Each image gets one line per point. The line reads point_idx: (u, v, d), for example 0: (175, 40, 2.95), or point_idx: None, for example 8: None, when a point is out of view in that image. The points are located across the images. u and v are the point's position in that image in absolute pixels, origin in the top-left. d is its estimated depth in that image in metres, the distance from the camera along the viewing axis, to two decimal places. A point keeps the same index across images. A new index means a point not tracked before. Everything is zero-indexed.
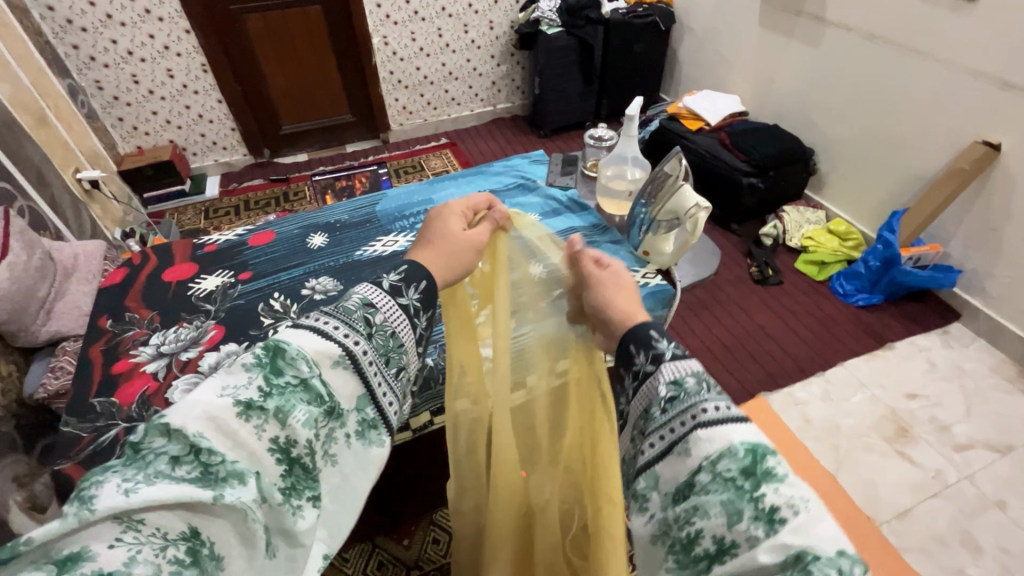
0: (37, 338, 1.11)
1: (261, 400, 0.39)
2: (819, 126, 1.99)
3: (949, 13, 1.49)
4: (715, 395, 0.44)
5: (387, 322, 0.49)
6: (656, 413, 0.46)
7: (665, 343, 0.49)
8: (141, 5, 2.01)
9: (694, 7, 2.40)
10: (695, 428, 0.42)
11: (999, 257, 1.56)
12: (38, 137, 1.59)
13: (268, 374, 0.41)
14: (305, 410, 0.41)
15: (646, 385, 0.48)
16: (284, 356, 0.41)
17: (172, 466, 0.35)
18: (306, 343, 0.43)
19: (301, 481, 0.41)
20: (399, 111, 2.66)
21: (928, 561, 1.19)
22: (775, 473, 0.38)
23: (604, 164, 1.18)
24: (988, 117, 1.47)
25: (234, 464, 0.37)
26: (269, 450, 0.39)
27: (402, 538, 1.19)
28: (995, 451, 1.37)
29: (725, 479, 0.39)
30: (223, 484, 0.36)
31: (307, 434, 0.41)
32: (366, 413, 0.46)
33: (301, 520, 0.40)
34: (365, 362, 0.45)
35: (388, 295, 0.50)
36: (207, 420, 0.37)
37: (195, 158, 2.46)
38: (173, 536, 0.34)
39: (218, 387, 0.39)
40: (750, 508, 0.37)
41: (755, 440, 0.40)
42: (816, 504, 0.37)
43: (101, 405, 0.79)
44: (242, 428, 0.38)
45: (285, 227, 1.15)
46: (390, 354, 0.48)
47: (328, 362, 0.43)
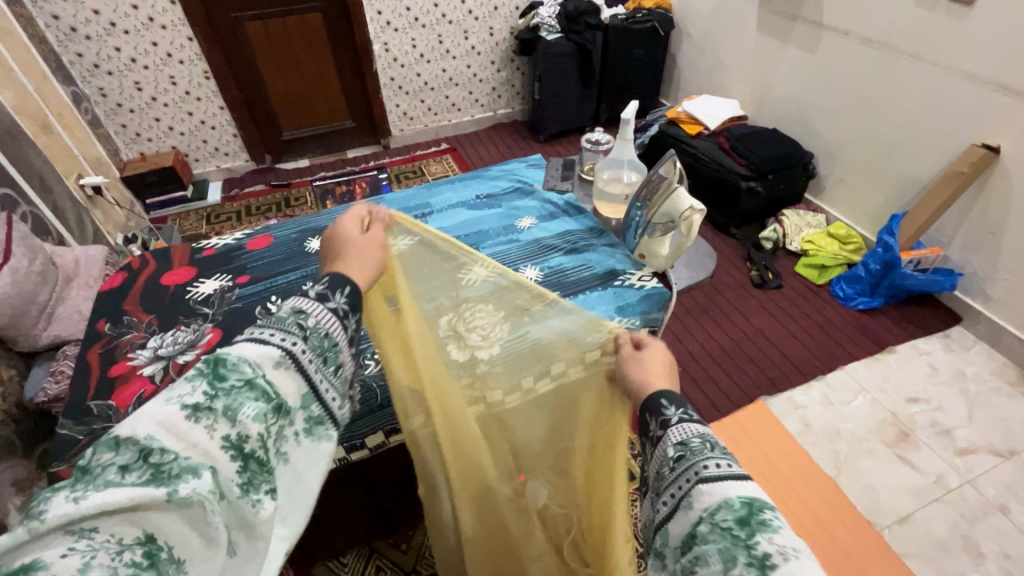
0: (37, 343, 1.12)
1: (208, 402, 0.41)
2: (817, 130, 2.00)
3: (945, 18, 1.49)
4: (719, 454, 0.45)
5: (320, 324, 0.49)
6: (666, 471, 0.47)
7: (673, 409, 0.51)
8: (144, 13, 2.03)
9: (692, 13, 2.42)
10: (697, 483, 0.43)
11: (999, 260, 1.56)
12: (41, 144, 1.60)
13: (212, 380, 0.42)
14: (253, 406, 0.43)
15: (657, 448, 0.49)
16: (225, 363, 0.43)
17: (122, 474, 0.36)
18: (246, 349, 0.45)
19: (257, 476, 0.42)
20: (400, 117, 2.68)
21: (930, 567, 1.18)
22: (769, 524, 0.38)
23: (600, 168, 1.20)
24: (986, 121, 1.47)
25: (187, 460, 0.38)
26: (222, 448, 0.41)
27: (400, 542, 1.19)
28: (997, 455, 1.36)
29: (722, 529, 0.40)
30: (176, 480, 0.37)
31: (258, 428, 0.42)
32: (312, 410, 0.48)
33: (260, 511, 0.42)
34: (305, 361, 0.47)
35: (316, 301, 0.51)
36: (157, 426, 0.39)
37: (197, 164, 2.48)
38: (129, 541, 0.35)
39: (163, 399, 0.41)
40: (744, 554, 0.37)
41: (753, 495, 0.41)
42: (812, 556, 0.36)
43: (97, 407, 0.79)
44: (192, 430, 0.40)
45: (283, 230, 1.16)
46: (326, 353, 0.50)
47: (271, 363, 0.45)
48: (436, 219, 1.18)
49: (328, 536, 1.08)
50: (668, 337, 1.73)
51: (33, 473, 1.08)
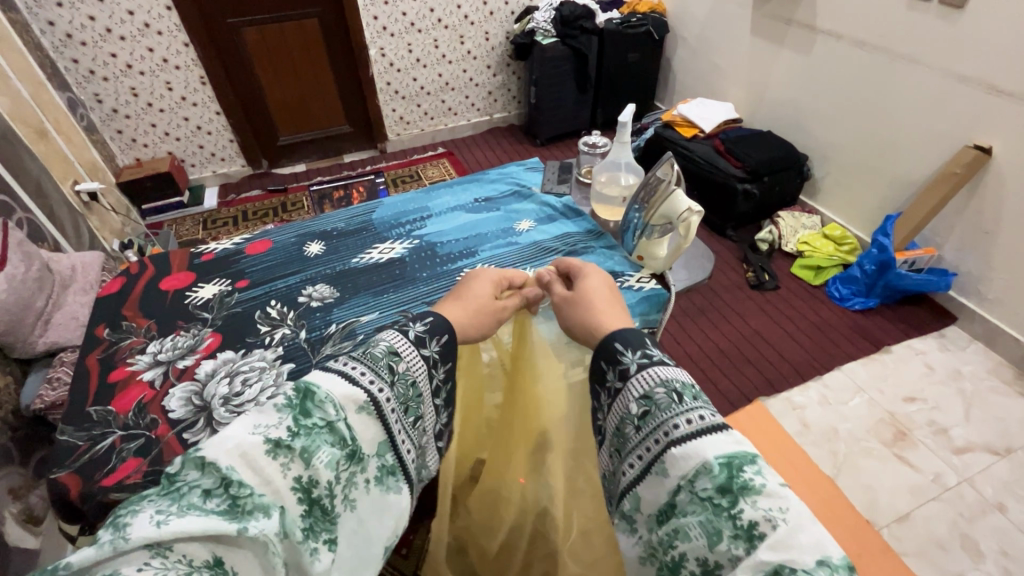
0: (34, 349, 1.11)
1: (289, 439, 0.38)
2: (811, 132, 2.01)
3: (936, 21, 1.51)
4: (686, 408, 0.42)
5: (409, 370, 0.48)
6: (630, 431, 0.45)
7: (630, 354, 0.48)
8: (140, 18, 2.03)
9: (687, 17, 2.44)
10: (669, 447, 0.41)
11: (992, 260, 1.57)
12: (36, 150, 1.60)
13: (297, 415, 0.40)
14: (329, 452, 0.39)
15: (618, 402, 0.47)
16: (314, 398, 0.41)
17: (204, 499, 0.34)
18: (336, 387, 0.42)
19: (318, 523, 0.38)
20: (396, 122, 2.69)
21: (930, 566, 1.18)
22: (752, 486, 0.36)
23: (598, 171, 1.21)
24: (978, 122, 1.49)
25: (260, 498, 0.36)
26: (291, 488, 0.38)
27: (398, 546, 1.18)
28: (994, 454, 1.37)
29: (702, 499, 0.38)
30: (248, 517, 0.34)
31: (329, 475, 0.39)
32: (385, 457, 0.44)
33: (317, 563, 0.37)
34: (388, 410, 0.44)
35: (413, 345, 0.49)
36: (238, 456, 0.36)
37: (193, 169, 2.47)
38: (198, 563, 0.33)
39: (250, 425, 0.38)
40: (729, 526, 0.36)
41: (731, 453, 0.38)
42: (795, 511, 0.35)
43: (98, 413, 0.79)
44: (269, 465, 0.37)
45: (282, 235, 1.16)
46: (409, 402, 0.47)
47: (354, 407, 0.42)
48: (435, 222, 1.18)
49: None
50: (666, 338, 1.74)
51: (29, 480, 1.07)
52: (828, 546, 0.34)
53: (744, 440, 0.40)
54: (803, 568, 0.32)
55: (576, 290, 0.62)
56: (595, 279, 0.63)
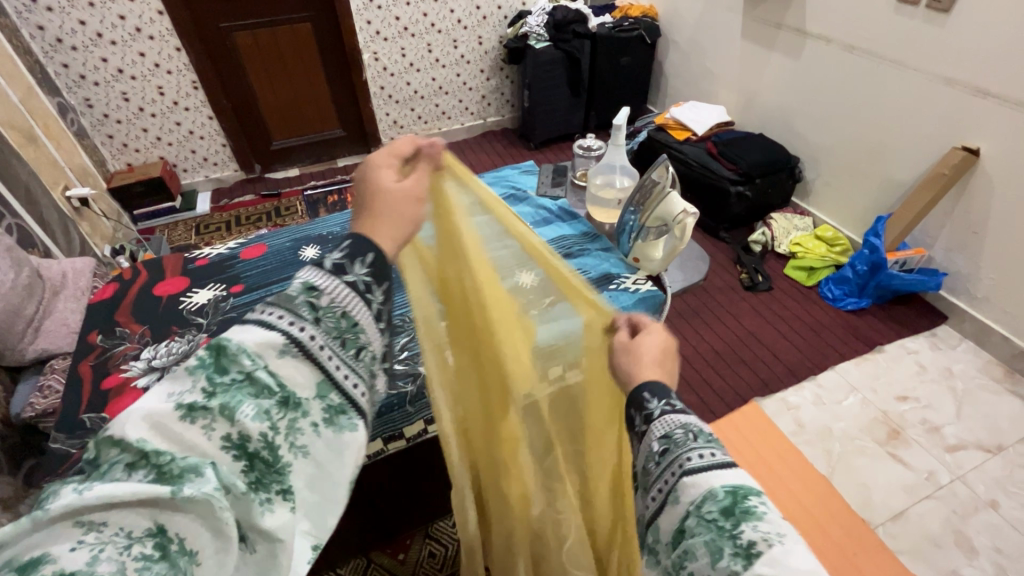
0: (23, 357, 1.09)
1: (204, 400, 0.38)
2: (802, 135, 2.03)
3: (923, 26, 1.53)
4: (702, 443, 0.43)
5: (335, 302, 0.43)
6: (650, 466, 0.44)
7: (655, 401, 0.47)
8: (131, 23, 2.02)
9: (678, 21, 2.46)
10: (682, 476, 0.41)
11: (981, 260, 1.60)
12: (27, 156, 1.58)
13: (212, 374, 0.40)
14: (253, 404, 0.39)
15: (641, 443, 0.46)
16: (226, 353, 0.40)
17: (128, 472, 0.35)
18: (247, 336, 0.40)
19: (266, 475, 0.40)
20: (390, 126, 2.69)
21: (924, 563, 1.19)
22: (754, 512, 0.37)
23: (593, 174, 1.21)
24: (965, 124, 1.51)
25: (185, 460, 0.37)
26: (222, 448, 0.39)
27: (397, 551, 1.18)
28: (986, 451, 1.39)
29: (707, 521, 0.38)
30: (179, 480, 0.36)
31: (258, 427, 0.39)
32: (330, 398, 0.43)
33: (268, 515, 0.39)
34: (316, 349, 0.42)
35: (331, 275, 0.44)
36: (149, 426, 0.37)
37: (186, 174, 2.46)
38: (138, 533, 0.34)
39: (165, 394, 0.39)
40: (730, 545, 0.36)
41: (739, 483, 0.40)
42: (795, 539, 0.36)
43: (91, 421, 0.78)
44: (188, 431, 0.37)
45: (276, 239, 1.16)
46: (344, 336, 0.44)
47: (274, 353, 0.41)
48: None
49: (331, 552, 1.08)
50: None
51: (20, 491, 1.04)
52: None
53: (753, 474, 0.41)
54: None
55: (627, 342, 0.56)
56: (654, 339, 0.55)
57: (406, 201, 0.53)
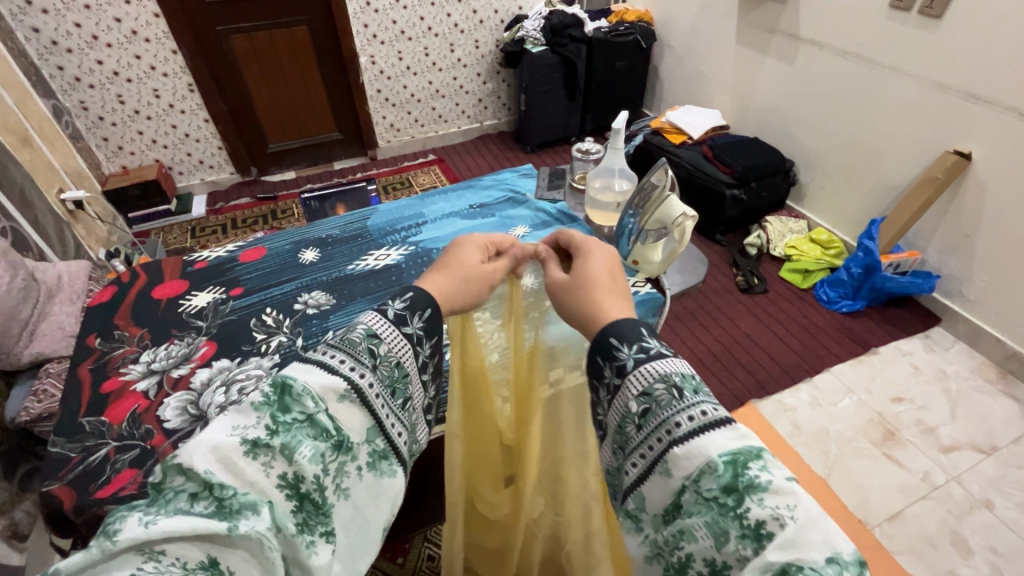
0: (19, 361, 1.09)
1: (267, 438, 0.37)
2: (797, 138, 2.05)
3: (915, 31, 1.55)
4: (688, 403, 0.39)
5: (392, 352, 0.46)
6: (631, 430, 0.42)
7: (626, 349, 0.43)
8: (127, 25, 2.01)
9: (673, 25, 2.48)
10: (672, 446, 0.38)
11: (974, 263, 1.61)
12: (21, 158, 1.57)
13: (275, 412, 0.39)
14: (312, 445, 0.38)
15: (617, 400, 0.43)
16: (291, 392, 0.39)
17: (191, 503, 0.34)
18: (313, 378, 0.41)
19: (312, 517, 0.38)
20: (387, 129, 2.69)
21: (920, 564, 1.20)
22: (757, 483, 0.34)
23: (591, 177, 1.22)
24: (957, 129, 1.53)
25: (245, 496, 0.35)
26: (277, 486, 0.37)
27: (395, 555, 1.17)
28: (981, 451, 1.40)
29: (707, 499, 0.36)
30: (236, 516, 0.33)
31: (315, 469, 0.38)
32: (376, 444, 0.44)
33: (315, 556, 0.36)
34: (371, 396, 0.44)
35: (393, 324, 0.48)
36: (216, 458, 0.35)
37: (181, 177, 2.45)
38: (192, 565, 0.32)
39: (228, 426, 0.37)
40: (736, 527, 0.34)
41: (737, 448, 0.36)
42: (805, 507, 0.33)
43: (90, 424, 0.78)
44: (249, 467, 0.36)
45: (275, 243, 1.15)
46: (395, 384, 0.46)
47: (335, 397, 0.41)
48: (431, 228, 1.20)
49: None
50: None
51: (14, 496, 1.03)
52: (838, 541, 0.32)
53: (749, 432, 0.38)
54: (812, 568, 0.31)
55: (574, 273, 0.55)
56: (596, 263, 0.55)
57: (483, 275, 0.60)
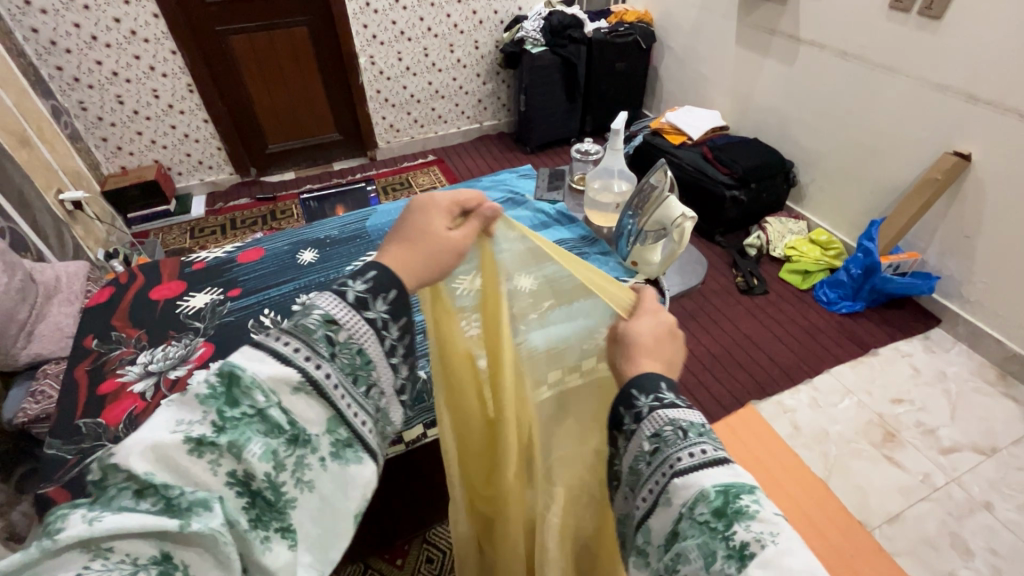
0: (17, 362, 1.08)
1: (213, 435, 0.38)
2: (796, 139, 2.05)
3: (915, 33, 1.55)
4: (692, 442, 0.41)
5: (352, 339, 0.46)
6: (641, 467, 0.43)
7: (643, 397, 0.45)
8: (126, 26, 2.01)
9: (673, 26, 2.48)
10: (673, 477, 0.40)
11: (974, 263, 1.61)
12: (19, 159, 1.57)
13: (223, 406, 0.39)
14: (262, 441, 0.39)
15: (629, 442, 0.45)
16: (240, 384, 0.40)
17: (136, 501, 0.34)
18: (263, 368, 0.41)
19: (266, 513, 0.39)
20: (387, 129, 2.69)
21: (920, 566, 1.19)
22: (746, 511, 0.36)
23: (590, 178, 1.22)
24: (955, 130, 1.53)
25: (195, 494, 0.36)
26: (227, 483, 0.38)
27: (394, 557, 1.16)
28: (980, 453, 1.40)
29: (699, 523, 0.37)
30: (188, 513, 0.35)
31: (265, 466, 0.39)
32: (339, 433, 0.44)
33: (269, 552, 0.38)
34: (330, 385, 0.44)
35: (352, 310, 0.47)
36: (158, 457, 0.36)
37: (181, 178, 2.45)
38: (144, 561, 0.33)
39: (172, 422, 0.38)
40: (723, 547, 0.35)
41: (730, 482, 0.38)
42: (789, 536, 0.34)
43: (87, 427, 0.77)
44: (195, 464, 0.37)
45: (273, 243, 1.15)
46: (357, 372, 0.46)
47: (288, 389, 0.42)
48: None
49: None
50: None
51: (12, 497, 1.03)
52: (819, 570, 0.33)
53: (745, 471, 0.40)
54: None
55: (622, 328, 0.58)
56: (644, 323, 0.57)
57: (446, 248, 0.58)
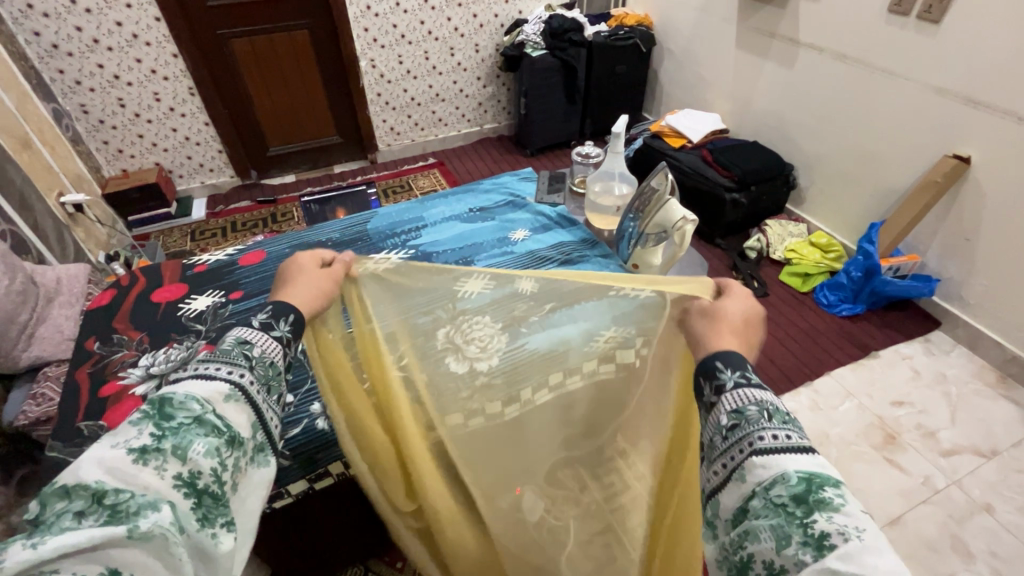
0: (17, 365, 1.08)
1: (155, 443, 0.40)
2: (795, 142, 2.06)
3: (914, 36, 1.56)
4: (777, 425, 0.41)
5: (265, 354, 0.50)
6: (717, 440, 0.44)
7: (728, 372, 0.46)
8: (128, 29, 2.02)
9: (673, 29, 2.48)
10: (750, 455, 0.40)
11: (974, 266, 1.61)
12: (21, 162, 1.57)
13: (158, 421, 0.42)
14: (204, 442, 0.42)
15: (710, 415, 0.45)
16: (172, 402, 0.43)
17: (78, 520, 0.35)
18: (191, 387, 0.44)
19: (211, 511, 0.41)
20: (387, 132, 2.70)
21: (921, 568, 1.19)
22: (829, 501, 0.36)
23: (592, 180, 1.22)
24: (954, 133, 1.54)
25: (143, 498, 0.37)
26: (174, 486, 0.39)
27: (394, 560, 1.16)
28: (981, 455, 1.40)
29: (775, 505, 0.37)
30: (134, 517, 0.36)
31: (210, 463, 0.41)
32: (257, 437, 0.47)
33: (221, 544, 0.41)
34: (254, 393, 0.48)
35: (260, 331, 0.52)
36: (102, 470, 0.38)
37: (181, 180, 2.45)
38: None
39: (108, 444, 0.40)
40: (799, 533, 0.35)
41: (815, 470, 0.38)
42: (875, 533, 0.34)
43: (88, 429, 0.78)
44: (141, 472, 0.39)
45: (275, 246, 1.16)
46: (270, 382, 0.50)
47: (220, 398, 0.45)
48: (430, 232, 1.20)
49: (328, 556, 1.08)
50: None
51: None
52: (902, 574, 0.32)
53: (827, 462, 0.39)
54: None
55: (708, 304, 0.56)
56: (733, 305, 0.55)
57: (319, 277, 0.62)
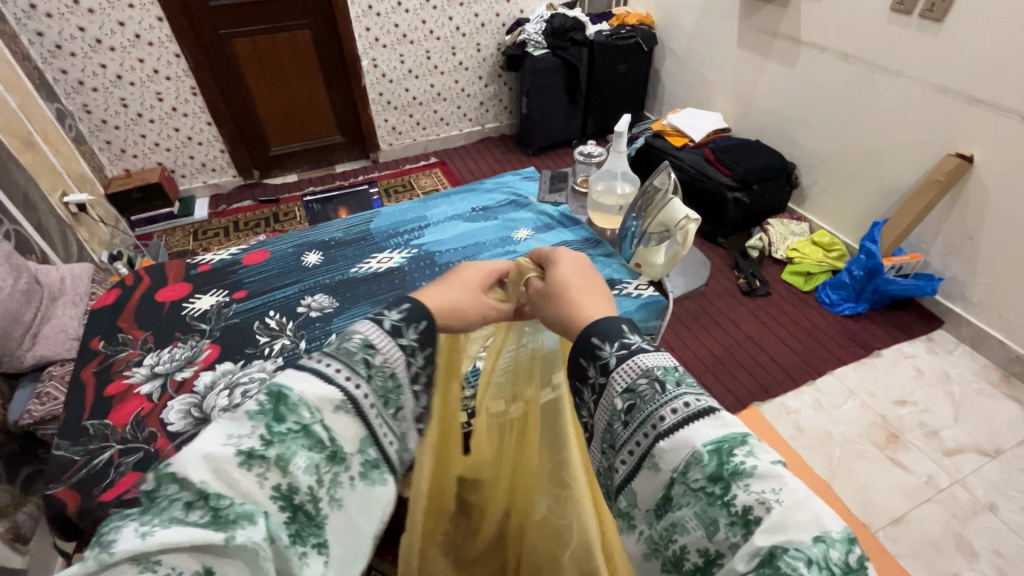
0: (21, 364, 1.08)
1: (262, 448, 0.33)
2: (797, 141, 2.06)
3: (917, 34, 1.55)
4: (671, 395, 0.37)
5: (388, 362, 0.41)
6: (618, 427, 0.39)
7: (607, 347, 0.41)
8: (131, 30, 2.02)
9: (674, 28, 2.48)
10: (657, 440, 0.36)
11: (977, 265, 1.61)
12: (25, 162, 1.58)
13: (270, 421, 0.34)
14: (307, 455, 0.34)
15: (604, 399, 0.41)
16: (286, 401, 0.35)
17: (186, 512, 0.31)
18: (308, 387, 0.36)
19: (305, 527, 0.34)
20: (389, 131, 2.70)
21: (924, 567, 1.19)
22: (744, 468, 0.33)
23: (594, 180, 1.23)
24: (958, 131, 1.53)
25: (241, 506, 0.32)
26: (271, 497, 0.33)
27: None
28: (984, 454, 1.40)
29: (694, 490, 0.34)
30: (233, 526, 0.31)
31: (309, 480, 0.34)
32: (368, 453, 0.38)
33: (307, 570, 0.33)
34: (368, 406, 0.38)
35: (388, 335, 0.42)
36: (209, 468, 0.32)
37: (183, 180, 2.46)
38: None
39: (223, 435, 0.33)
40: (724, 514, 0.32)
41: (721, 436, 0.34)
42: (790, 490, 0.32)
43: (94, 427, 0.78)
44: (243, 477, 0.32)
45: (279, 245, 1.16)
46: (389, 395, 0.41)
47: (330, 407, 0.36)
48: (432, 231, 1.20)
49: None
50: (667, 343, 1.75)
51: (16, 498, 1.03)
52: (826, 520, 0.31)
53: (731, 417, 0.36)
54: (799, 547, 0.29)
55: (546, 282, 0.53)
56: (565, 268, 0.53)
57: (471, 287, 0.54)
